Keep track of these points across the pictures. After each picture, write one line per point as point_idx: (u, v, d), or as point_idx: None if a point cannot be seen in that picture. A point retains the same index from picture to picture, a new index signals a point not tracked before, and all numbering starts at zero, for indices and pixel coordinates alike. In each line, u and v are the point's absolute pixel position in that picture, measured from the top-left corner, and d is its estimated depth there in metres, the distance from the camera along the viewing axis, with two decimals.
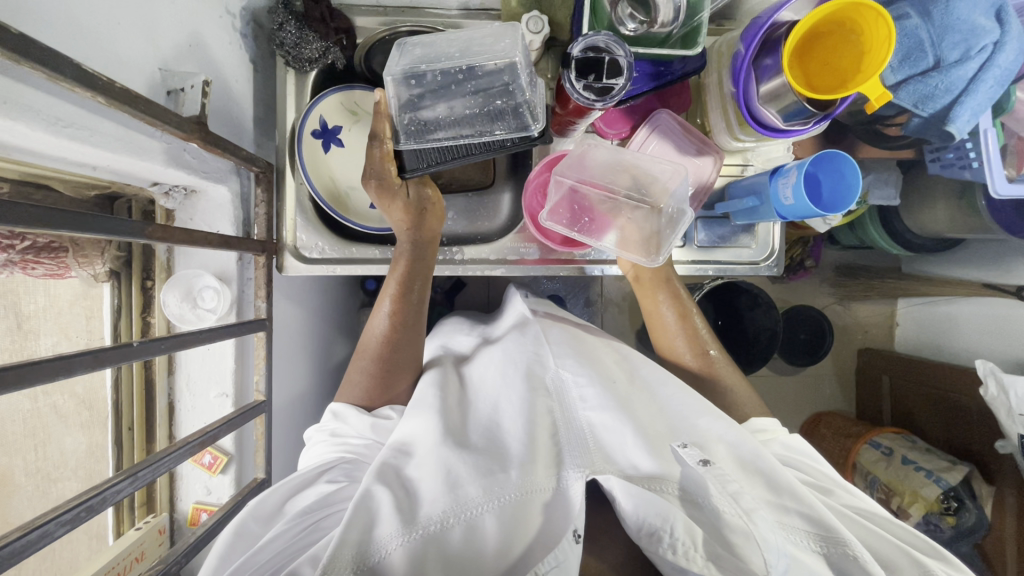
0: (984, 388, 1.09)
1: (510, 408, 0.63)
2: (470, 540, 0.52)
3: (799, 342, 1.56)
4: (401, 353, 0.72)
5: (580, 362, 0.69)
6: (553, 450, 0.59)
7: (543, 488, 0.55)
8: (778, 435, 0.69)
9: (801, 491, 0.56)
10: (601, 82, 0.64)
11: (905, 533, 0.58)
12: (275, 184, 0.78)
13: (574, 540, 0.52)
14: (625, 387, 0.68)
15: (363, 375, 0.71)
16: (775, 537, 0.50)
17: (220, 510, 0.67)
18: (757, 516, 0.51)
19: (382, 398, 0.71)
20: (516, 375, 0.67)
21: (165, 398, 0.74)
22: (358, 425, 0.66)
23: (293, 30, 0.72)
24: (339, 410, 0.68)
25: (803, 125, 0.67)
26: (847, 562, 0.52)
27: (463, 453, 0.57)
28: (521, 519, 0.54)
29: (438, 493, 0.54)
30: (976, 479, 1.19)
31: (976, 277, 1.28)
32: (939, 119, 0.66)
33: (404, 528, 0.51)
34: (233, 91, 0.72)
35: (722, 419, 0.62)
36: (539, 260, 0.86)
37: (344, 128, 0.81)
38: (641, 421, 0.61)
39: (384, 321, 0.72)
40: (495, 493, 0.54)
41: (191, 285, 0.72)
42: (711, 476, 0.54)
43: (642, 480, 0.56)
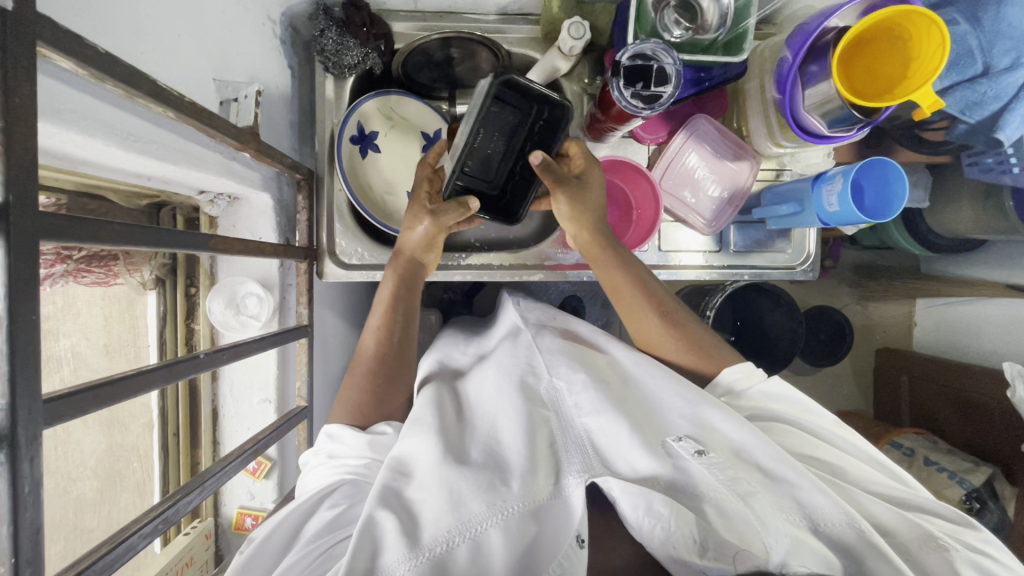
0: (1011, 390, 1.10)
1: (508, 422, 0.63)
2: (476, 558, 0.52)
3: (818, 342, 1.58)
4: (394, 366, 0.71)
5: (585, 369, 0.69)
6: (552, 461, 0.59)
7: (544, 497, 0.55)
8: (755, 382, 0.68)
9: (797, 474, 0.56)
10: (649, 90, 0.63)
11: (886, 489, 0.60)
12: (315, 191, 0.78)
13: (579, 545, 0.52)
14: (618, 390, 0.67)
15: (358, 391, 0.68)
16: (773, 519, 0.53)
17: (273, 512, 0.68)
18: (754, 500, 0.54)
19: (376, 415, 0.68)
20: (510, 388, 0.67)
21: (209, 405, 0.74)
22: (355, 444, 0.63)
23: (333, 37, 0.73)
24: (334, 430, 0.65)
25: (846, 132, 0.67)
26: (862, 544, 0.53)
27: (463, 471, 0.57)
28: (524, 528, 0.54)
29: (442, 513, 0.54)
30: (999, 480, 1.20)
31: (999, 278, 1.29)
32: (988, 126, 0.66)
33: (410, 552, 0.51)
34: (275, 97, 0.73)
35: (720, 407, 0.61)
36: (576, 265, 0.86)
37: (381, 133, 0.82)
38: (635, 419, 0.62)
39: (372, 340, 0.71)
40: (498, 508, 0.54)
41: (234, 292, 0.73)
42: (705, 467, 0.57)
43: (641, 481, 0.56)
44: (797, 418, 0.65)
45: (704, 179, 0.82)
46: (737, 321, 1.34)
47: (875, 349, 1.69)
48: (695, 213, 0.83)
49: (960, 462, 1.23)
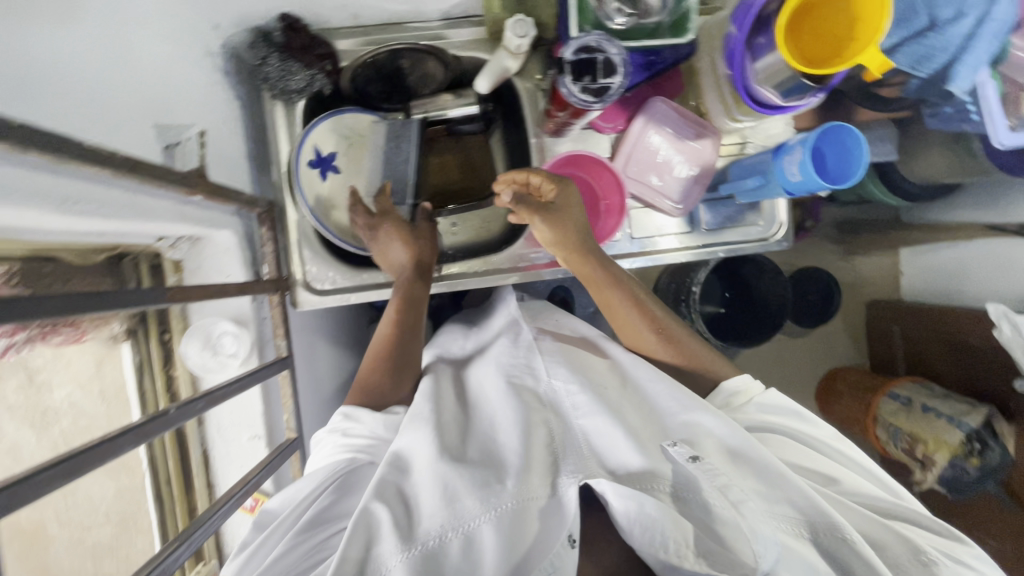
0: (998, 330, 1.12)
1: (506, 421, 0.64)
2: (468, 555, 0.51)
3: (811, 303, 1.59)
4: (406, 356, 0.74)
5: (572, 370, 0.70)
6: (548, 460, 0.59)
7: (539, 493, 0.55)
8: (752, 396, 0.69)
9: (792, 480, 0.57)
10: (597, 82, 0.62)
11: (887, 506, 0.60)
12: (279, 221, 0.77)
13: (570, 546, 0.53)
14: (616, 394, 0.68)
15: (380, 374, 0.71)
16: (765, 528, 0.51)
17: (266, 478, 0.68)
18: (746, 508, 0.52)
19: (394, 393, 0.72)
20: (502, 391, 0.68)
21: (199, 448, 0.73)
22: (371, 424, 0.66)
23: (276, 63, 0.72)
24: (351, 411, 0.67)
25: (802, 100, 0.67)
26: (843, 548, 0.54)
27: (460, 468, 0.57)
28: (518, 526, 0.53)
29: (437, 507, 0.53)
30: (997, 418, 1.26)
31: (978, 219, 1.34)
32: (939, 78, 0.66)
33: (403, 544, 0.51)
34: (224, 131, 0.71)
35: (712, 411, 0.62)
36: (551, 263, 0.85)
37: (339, 153, 0.81)
38: (631, 423, 0.63)
39: (385, 327, 0.74)
40: (492, 503, 0.53)
41: (209, 333, 0.72)
42: (700, 472, 0.55)
43: (632, 478, 0.56)
44: (798, 432, 0.66)
45: (668, 161, 0.81)
46: (727, 292, 1.38)
47: (865, 303, 1.76)
48: (663, 197, 0.83)
49: (957, 406, 1.31)
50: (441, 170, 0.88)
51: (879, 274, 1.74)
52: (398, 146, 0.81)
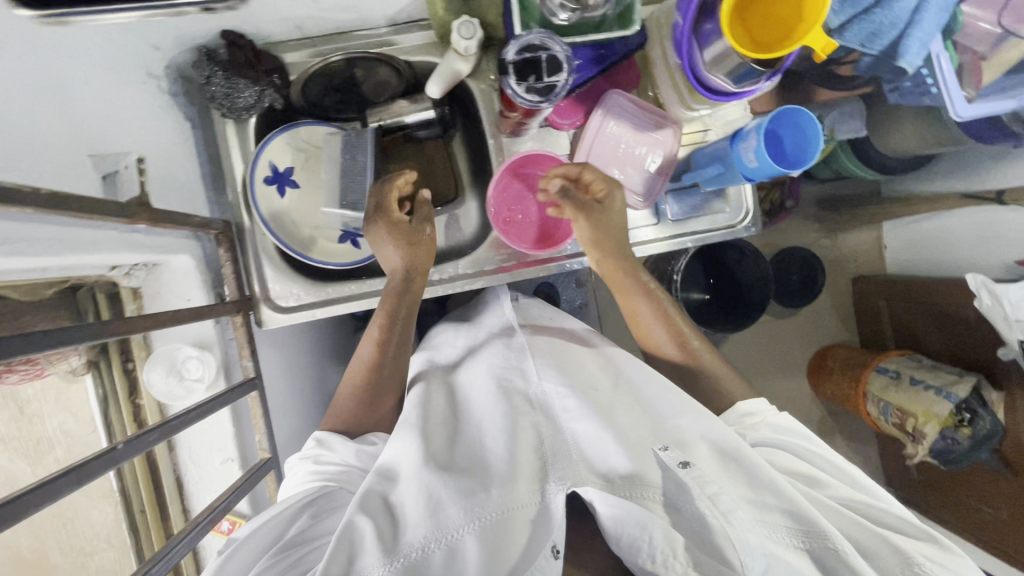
0: (979, 300, 1.12)
1: (493, 426, 0.64)
2: (451, 565, 0.52)
3: (792, 283, 1.60)
4: (388, 377, 0.73)
5: (563, 373, 0.69)
6: (534, 466, 0.59)
7: (525, 501, 0.55)
8: (766, 417, 0.71)
9: (782, 486, 0.56)
10: (542, 82, 0.61)
11: (881, 514, 0.61)
12: (238, 240, 0.76)
13: (552, 556, 0.55)
14: (610, 394, 0.68)
15: (350, 401, 0.72)
16: (751, 537, 0.52)
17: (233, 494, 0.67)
18: (734, 517, 0.52)
19: (364, 423, 0.72)
20: (492, 395, 0.68)
21: (172, 475, 0.73)
22: (343, 452, 0.67)
23: (220, 81, 0.71)
24: (323, 437, 0.68)
25: (755, 84, 0.66)
26: (828, 555, 0.53)
27: (444, 476, 0.57)
28: (505, 534, 0.53)
29: (420, 518, 0.54)
30: (985, 386, 1.28)
31: (956, 188, 1.37)
32: (889, 55, 0.65)
33: (386, 558, 0.51)
34: (173, 154, 0.71)
35: (702, 416, 0.63)
36: (518, 264, 0.84)
37: (296, 168, 0.80)
38: (623, 428, 0.61)
39: (369, 348, 0.71)
40: (474, 513, 0.54)
41: (173, 359, 0.71)
42: (690, 479, 0.55)
43: (622, 481, 0.56)
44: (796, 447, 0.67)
45: (630, 154, 0.81)
46: (710, 278, 1.41)
47: (851, 279, 1.75)
48: (629, 191, 0.82)
49: (944, 377, 1.33)
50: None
51: (863, 248, 1.73)
52: (353, 160, 0.77)
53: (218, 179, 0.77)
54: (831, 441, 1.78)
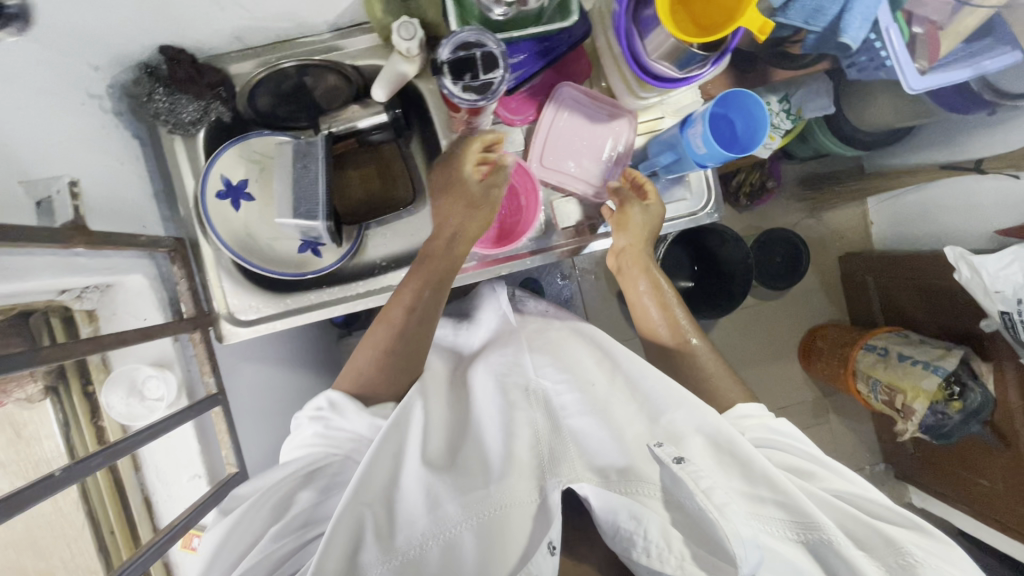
0: (958, 272, 1.10)
1: (491, 426, 0.66)
2: (447, 561, 0.53)
3: (777, 265, 1.59)
4: (411, 344, 0.70)
5: (559, 369, 0.73)
6: (532, 462, 0.60)
7: (524, 499, 0.57)
8: (764, 420, 0.70)
9: (777, 479, 0.56)
10: (479, 79, 0.61)
11: (875, 507, 0.60)
12: (193, 257, 0.77)
13: (550, 552, 0.52)
14: (605, 388, 0.70)
15: (368, 361, 0.69)
16: (748, 530, 0.50)
17: (197, 510, 0.68)
18: (730, 511, 0.51)
19: (382, 389, 0.69)
20: (494, 395, 0.70)
21: (139, 495, 0.73)
22: (355, 421, 0.64)
23: (163, 97, 0.71)
24: (336, 399, 0.65)
25: (701, 68, 0.66)
26: (824, 547, 0.53)
27: (441, 474, 0.58)
28: (498, 535, 0.54)
29: (417, 514, 0.55)
30: (974, 358, 1.28)
31: (932, 160, 1.31)
32: (833, 30, 0.64)
33: (384, 555, 0.52)
34: (121, 173, 0.70)
35: (689, 407, 0.63)
36: (480, 264, 0.82)
37: (251, 180, 0.79)
38: (618, 424, 0.63)
39: (401, 310, 0.70)
40: (472, 510, 0.55)
41: (133, 379, 0.71)
42: (684, 473, 0.54)
43: (620, 481, 0.58)
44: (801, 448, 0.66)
45: (586, 147, 0.80)
46: (695, 265, 1.42)
47: (839, 257, 1.73)
48: (586, 184, 0.81)
49: (932, 352, 1.32)
50: (362, 185, 0.85)
51: (848, 226, 1.72)
52: (305, 169, 0.76)
53: (170, 197, 0.77)
54: (826, 422, 1.76)
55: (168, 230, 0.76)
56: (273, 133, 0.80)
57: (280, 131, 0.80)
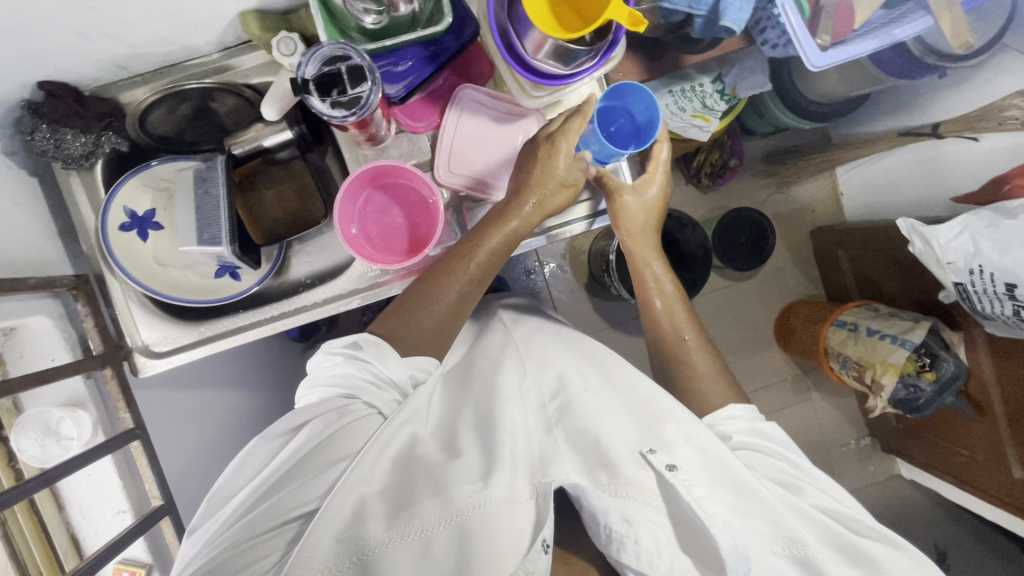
0: (911, 245, 1.07)
1: (485, 423, 0.67)
2: (453, 550, 0.55)
3: (743, 245, 1.54)
4: (469, 292, 0.71)
5: (576, 365, 0.74)
6: (530, 461, 0.64)
7: (521, 496, 0.60)
8: (754, 422, 0.72)
9: (764, 495, 0.60)
10: (347, 95, 0.59)
11: (857, 524, 0.63)
12: (101, 293, 0.77)
13: (543, 550, 0.57)
14: (599, 388, 0.71)
15: (415, 301, 0.69)
16: (734, 541, 0.57)
17: (115, 545, 0.68)
18: (717, 519, 0.58)
19: (406, 332, 0.68)
20: (506, 394, 0.69)
21: (65, 533, 0.72)
22: (393, 369, 0.65)
23: (46, 133, 0.69)
24: (372, 340, 0.64)
25: (588, 62, 0.64)
26: (809, 560, 0.59)
27: (453, 469, 0.61)
28: (496, 535, 0.56)
29: (431, 502, 0.57)
30: (942, 328, 1.25)
31: (890, 127, 1.27)
32: (716, 15, 0.63)
33: (392, 530, 0.55)
34: (15, 215, 0.69)
35: (677, 419, 0.65)
36: (401, 275, 0.81)
37: (158, 209, 0.78)
38: (613, 428, 0.65)
39: (461, 263, 0.70)
40: (464, 511, 0.57)
41: (47, 420, 0.71)
42: (677, 482, 0.59)
43: (614, 488, 0.61)
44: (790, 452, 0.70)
45: (497, 148, 0.78)
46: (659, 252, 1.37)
47: (810, 231, 1.69)
48: (500, 187, 0.80)
49: (901, 324, 1.28)
50: (276, 202, 0.82)
51: (818, 198, 1.67)
52: (206, 194, 0.75)
53: (77, 232, 0.77)
54: (808, 400, 1.69)
55: (76, 267, 0.76)
56: (174, 157, 0.78)
57: (181, 156, 0.79)
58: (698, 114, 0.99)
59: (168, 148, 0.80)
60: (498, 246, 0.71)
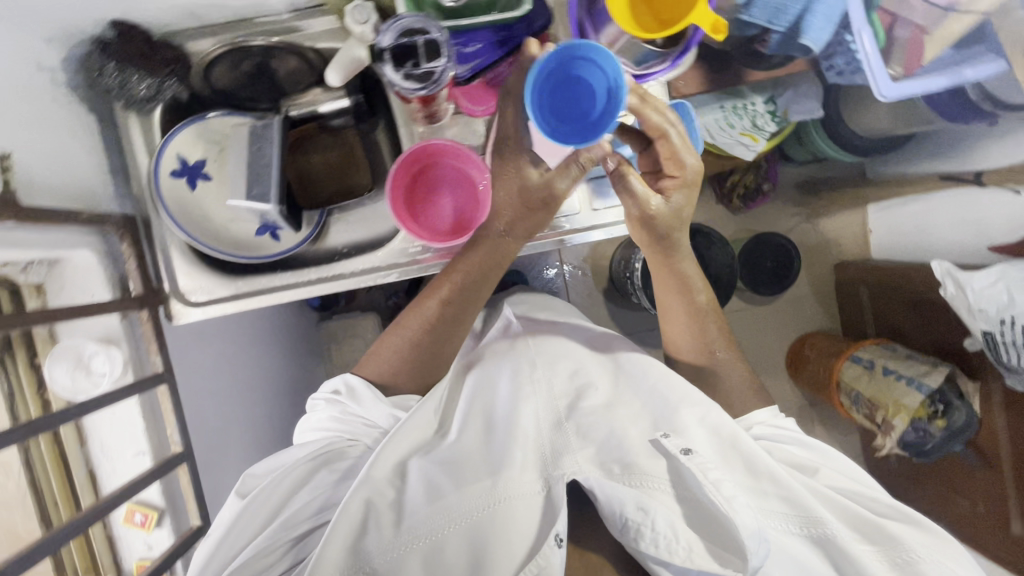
0: (944, 288, 1.07)
1: (505, 415, 0.71)
2: (460, 538, 0.59)
3: (767, 270, 1.54)
4: (449, 326, 0.74)
5: (574, 368, 0.78)
6: (539, 458, 0.66)
7: (530, 489, 0.63)
8: (769, 421, 0.74)
9: (779, 475, 0.61)
10: (421, 67, 0.59)
11: (877, 505, 0.63)
12: (145, 236, 0.78)
13: (557, 544, 0.57)
14: (609, 390, 0.74)
15: (393, 347, 0.75)
16: (755, 523, 0.55)
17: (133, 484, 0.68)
18: (737, 503, 0.56)
19: (392, 374, 0.75)
20: (510, 391, 0.74)
21: (84, 469, 0.72)
22: (371, 407, 0.72)
23: (114, 72, 0.71)
24: (352, 385, 0.73)
25: (660, 64, 0.64)
26: (829, 541, 0.59)
27: (447, 470, 0.65)
28: (508, 519, 0.60)
29: (427, 505, 0.61)
30: (958, 376, 1.23)
31: (933, 171, 1.28)
32: (794, 32, 0.65)
33: (397, 529, 0.60)
34: (74, 148, 0.70)
35: (698, 407, 0.68)
36: (437, 256, 0.81)
37: (209, 160, 0.79)
38: (619, 421, 0.68)
39: (434, 303, 0.72)
40: (480, 501, 0.61)
41: (80, 353, 0.72)
42: (692, 465, 0.59)
43: (626, 477, 0.61)
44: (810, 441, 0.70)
45: None
46: None
47: (833, 264, 1.68)
48: None
49: (918, 367, 1.27)
50: (324, 169, 0.84)
51: (848, 234, 1.65)
52: (260, 151, 0.76)
53: (126, 173, 0.77)
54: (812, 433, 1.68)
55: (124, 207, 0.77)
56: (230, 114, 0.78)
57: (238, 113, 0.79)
58: (747, 133, 0.99)
59: (227, 103, 0.81)
60: (474, 275, 0.71)
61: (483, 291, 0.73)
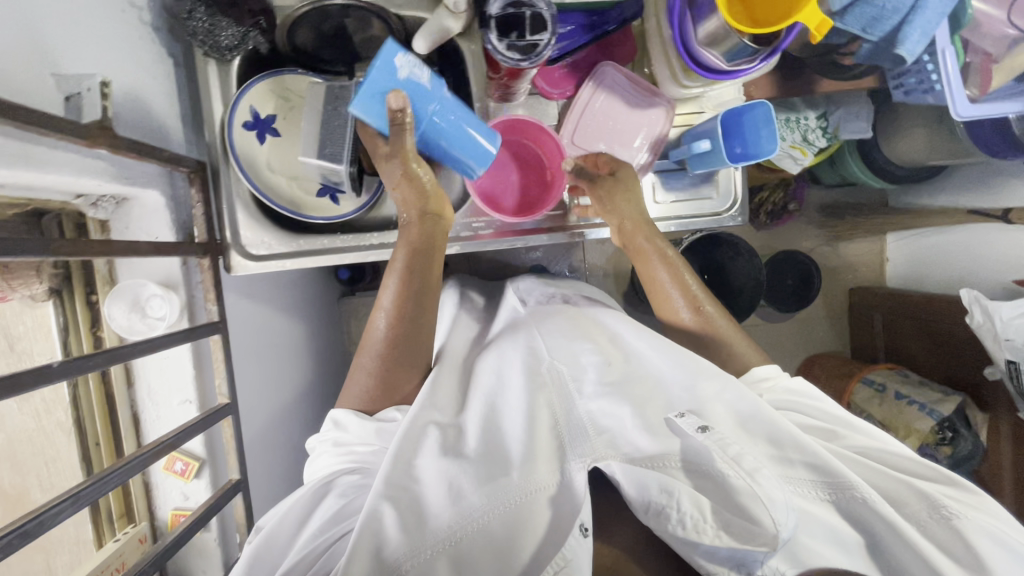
0: (971, 316, 1.10)
1: (512, 399, 0.67)
2: (482, 531, 0.56)
3: (788, 288, 1.56)
4: (410, 332, 0.70)
5: (576, 346, 0.73)
6: (554, 444, 0.63)
7: (545, 481, 0.59)
8: (778, 379, 0.72)
9: (803, 440, 0.60)
10: (525, 40, 0.60)
11: (905, 461, 0.62)
12: (212, 183, 0.77)
13: (582, 534, 0.55)
14: (620, 366, 0.70)
15: (363, 376, 0.70)
16: (780, 494, 0.53)
17: (184, 428, 0.66)
18: (761, 476, 0.55)
19: (380, 403, 0.71)
20: (518, 366, 0.71)
21: (128, 411, 0.74)
22: (359, 432, 0.66)
23: (201, 17, 0.67)
24: (340, 418, 0.68)
25: (749, 62, 0.66)
26: (856, 503, 0.58)
27: (462, 463, 0.60)
28: (529, 513, 0.57)
29: (443, 505, 0.56)
30: (969, 407, 1.24)
31: (964, 205, 1.31)
32: (889, 42, 0.67)
33: (417, 531, 0.55)
34: (151, 88, 0.70)
35: (719, 378, 0.66)
36: (495, 234, 0.81)
37: (279, 116, 0.79)
38: (635, 398, 0.65)
39: (383, 322, 0.70)
40: (500, 497, 0.57)
41: (137, 295, 0.71)
42: (710, 442, 0.58)
43: (645, 460, 0.59)
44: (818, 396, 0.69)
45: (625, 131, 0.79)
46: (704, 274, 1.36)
47: (846, 289, 1.68)
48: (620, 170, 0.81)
49: (930, 394, 1.26)
50: None
51: (864, 260, 1.68)
52: (336, 112, 0.76)
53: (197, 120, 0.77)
54: None
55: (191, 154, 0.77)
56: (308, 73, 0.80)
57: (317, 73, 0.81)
58: (797, 146, 0.99)
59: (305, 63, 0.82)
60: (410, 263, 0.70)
61: (434, 267, 0.72)
